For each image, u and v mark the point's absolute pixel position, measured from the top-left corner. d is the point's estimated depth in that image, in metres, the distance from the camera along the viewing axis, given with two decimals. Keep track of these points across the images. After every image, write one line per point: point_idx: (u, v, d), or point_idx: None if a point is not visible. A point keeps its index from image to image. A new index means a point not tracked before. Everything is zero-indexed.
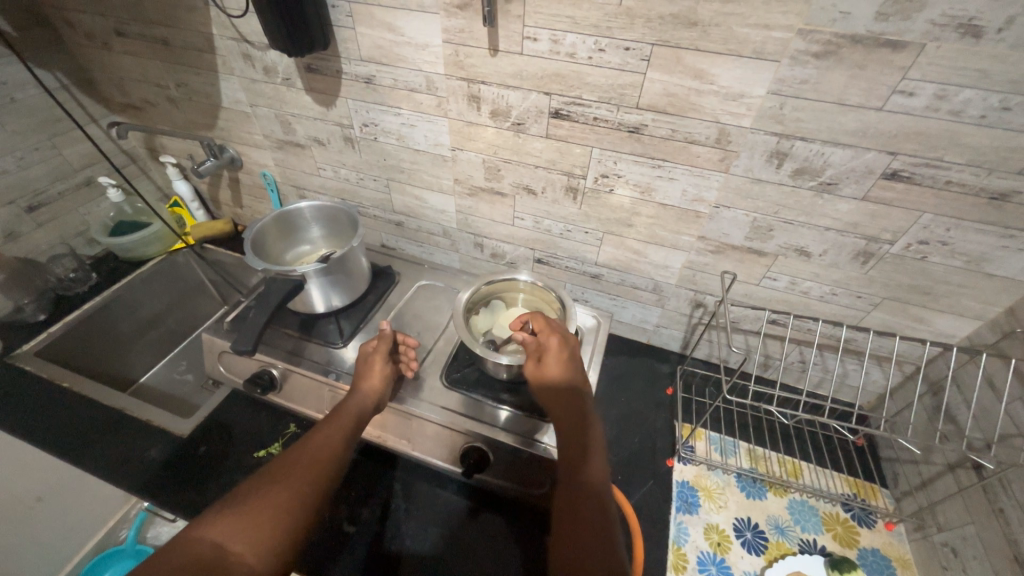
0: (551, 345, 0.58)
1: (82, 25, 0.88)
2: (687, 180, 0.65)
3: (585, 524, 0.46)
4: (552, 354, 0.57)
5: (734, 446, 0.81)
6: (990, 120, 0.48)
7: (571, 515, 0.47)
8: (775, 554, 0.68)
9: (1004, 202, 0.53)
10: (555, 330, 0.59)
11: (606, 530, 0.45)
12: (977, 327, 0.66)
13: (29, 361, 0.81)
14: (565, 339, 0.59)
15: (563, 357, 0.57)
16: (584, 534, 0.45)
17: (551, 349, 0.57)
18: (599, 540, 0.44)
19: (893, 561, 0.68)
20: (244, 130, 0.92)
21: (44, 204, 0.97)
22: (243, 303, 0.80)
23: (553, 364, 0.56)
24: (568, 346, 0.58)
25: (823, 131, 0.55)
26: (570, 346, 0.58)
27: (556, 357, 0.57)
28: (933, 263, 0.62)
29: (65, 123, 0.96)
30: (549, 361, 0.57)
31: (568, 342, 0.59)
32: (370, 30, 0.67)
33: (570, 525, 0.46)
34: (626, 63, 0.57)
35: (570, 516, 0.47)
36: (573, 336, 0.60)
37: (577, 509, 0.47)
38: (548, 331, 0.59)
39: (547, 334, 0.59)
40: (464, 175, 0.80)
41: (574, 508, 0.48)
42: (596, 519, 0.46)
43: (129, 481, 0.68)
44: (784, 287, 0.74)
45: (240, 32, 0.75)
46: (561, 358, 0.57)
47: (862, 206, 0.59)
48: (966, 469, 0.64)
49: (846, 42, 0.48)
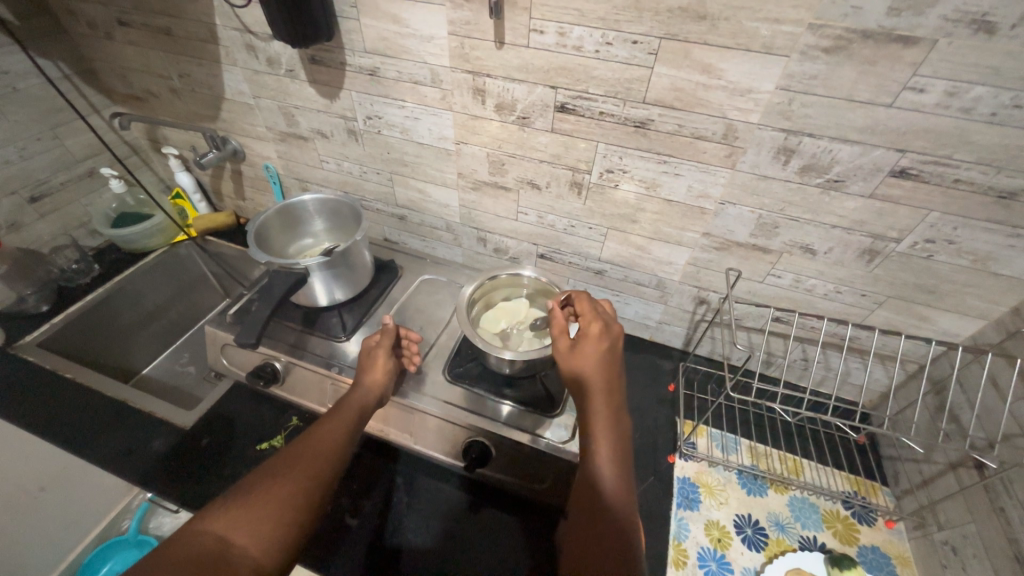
0: (591, 335, 0.54)
1: (85, 15, 0.88)
2: (692, 176, 0.65)
3: (604, 518, 0.46)
4: (588, 346, 0.53)
5: (735, 443, 0.81)
6: (1001, 118, 0.48)
7: (590, 509, 0.47)
8: (775, 550, 0.68)
9: (1012, 201, 0.53)
10: (597, 318, 0.56)
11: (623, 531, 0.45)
12: (982, 326, 0.66)
13: (31, 352, 0.81)
14: (606, 329, 0.55)
15: (601, 350, 0.53)
16: (601, 533, 0.45)
17: (588, 338, 0.54)
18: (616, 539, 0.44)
19: (892, 559, 0.69)
20: (247, 122, 0.92)
21: (46, 194, 0.96)
22: (245, 295, 0.80)
23: (588, 356, 0.53)
24: (609, 339, 0.55)
25: (830, 127, 0.54)
26: (610, 339, 0.55)
27: (592, 350, 0.53)
28: (939, 261, 0.62)
29: (67, 114, 0.96)
30: (583, 351, 0.53)
31: (609, 334, 0.55)
32: (375, 22, 0.66)
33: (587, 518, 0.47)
34: (633, 57, 0.56)
35: (588, 510, 0.47)
36: (616, 328, 0.56)
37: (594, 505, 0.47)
38: (591, 317, 0.56)
39: (590, 321, 0.56)
40: (468, 169, 0.80)
41: (591, 508, 0.47)
42: (612, 518, 0.46)
43: (132, 471, 0.68)
44: (788, 284, 0.73)
45: (243, 22, 0.74)
46: (598, 351, 0.53)
47: (869, 203, 0.59)
48: (967, 468, 0.64)
49: (857, 37, 0.47)
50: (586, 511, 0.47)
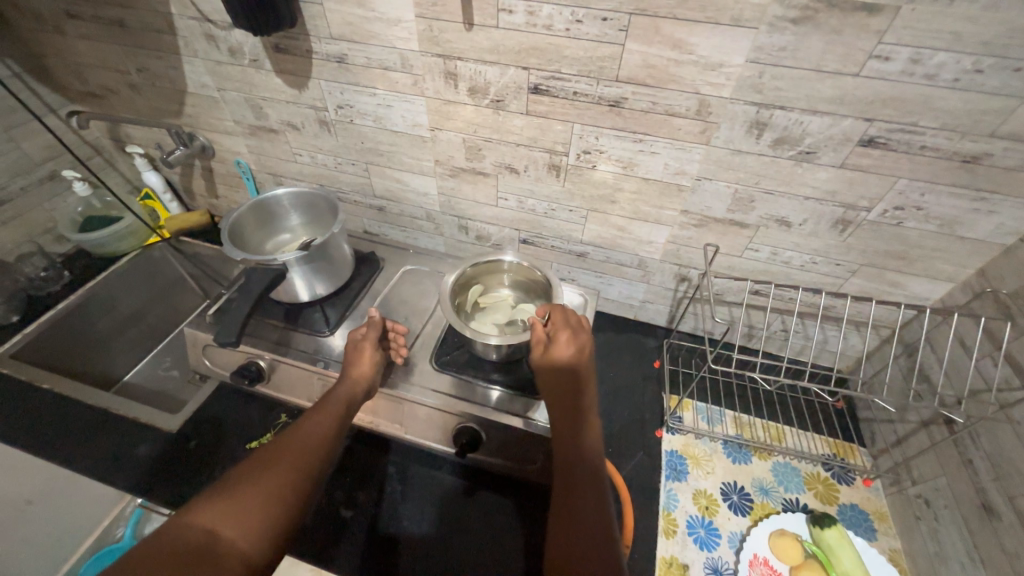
0: (561, 341, 0.54)
1: (30, 8, 0.83)
2: (668, 154, 0.65)
3: (587, 522, 0.45)
4: (562, 351, 0.53)
5: (720, 415, 0.84)
6: (962, 83, 0.49)
7: (567, 510, 0.46)
8: (760, 514, 0.71)
9: (975, 165, 0.54)
10: (567, 327, 0.55)
11: (603, 535, 0.45)
12: (950, 289, 0.68)
13: (6, 363, 0.79)
14: (577, 336, 0.55)
15: (572, 355, 0.53)
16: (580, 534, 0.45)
17: (559, 345, 0.54)
18: (598, 534, 0.45)
19: (870, 515, 0.72)
20: (214, 116, 0.89)
21: (5, 201, 0.93)
22: (224, 295, 0.78)
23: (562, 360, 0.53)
24: (580, 344, 0.55)
25: (801, 99, 0.55)
26: (581, 344, 0.55)
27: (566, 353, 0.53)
28: (908, 228, 0.63)
29: (20, 114, 0.92)
30: (557, 356, 0.53)
31: (580, 339, 0.55)
32: (338, 7, 0.64)
33: (565, 520, 0.46)
34: (604, 35, 0.56)
35: (564, 512, 0.46)
36: (586, 333, 0.57)
37: (574, 503, 0.47)
38: (560, 326, 0.56)
39: (558, 330, 0.55)
40: (445, 156, 0.79)
41: (570, 512, 0.46)
42: (593, 515, 0.46)
43: (121, 477, 0.67)
44: (766, 257, 0.75)
45: (201, 11, 0.71)
46: (570, 356, 0.53)
47: (841, 173, 0.60)
48: (938, 425, 0.67)
49: (823, 7, 0.47)
50: (564, 515, 0.46)
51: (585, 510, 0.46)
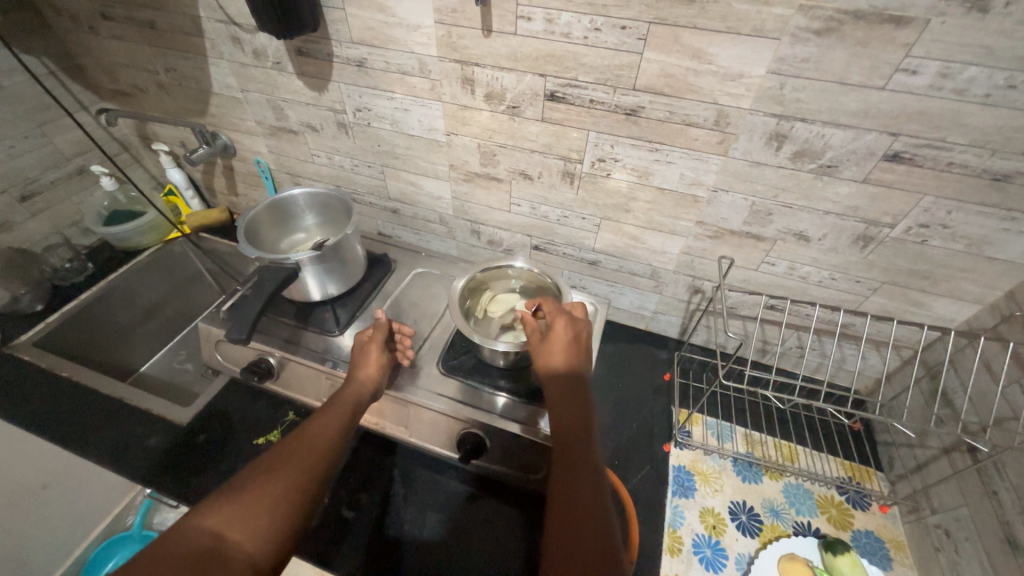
0: (557, 329, 0.57)
1: (68, 9, 0.86)
2: (684, 164, 0.64)
3: (581, 508, 0.45)
4: (557, 339, 0.56)
5: (730, 431, 0.82)
6: (994, 99, 0.47)
7: (562, 496, 0.46)
8: (770, 536, 0.69)
9: (1007, 183, 0.52)
10: (562, 315, 0.58)
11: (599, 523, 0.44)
12: (977, 311, 0.66)
13: (27, 351, 0.82)
14: (573, 324, 0.58)
15: (567, 342, 0.56)
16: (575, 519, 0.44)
17: (555, 333, 0.57)
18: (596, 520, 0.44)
19: (886, 543, 0.69)
20: (236, 116, 0.91)
21: (36, 193, 0.96)
22: (239, 291, 0.80)
23: (558, 347, 0.56)
24: (575, 332, 0.57)
25: (823, 112, 0.53)
26: (576, 332, 0.57)
27: (561, 339, 0.56)
28: (933, 246, 0.61)
29: (54, 111, 0.95)
30: (553, 343, 0.56)
31: (576, 327, 0.58)
32: (360, 12, 0.65)
33: (562, 506, 0.46)
34: (622, 43, 0.55)
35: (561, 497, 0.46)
36: (583, 323, 0.59)
37: (571, 490, 0.46)
38: (556, 314, 0.59)
39: (554, 318, 0.58)
40: (459, 161, 0.79)
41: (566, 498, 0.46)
42: (590, 502, 0.45)
43: (131, 467, 0.69)
44: (782, 272, 0.73)
45: (228, 14, 0.73)
46: (565, 343, 0.56)
47: (863, 188, 0.58)
48: (961, 452, 0.64)
49: (849, 18, 0.46)
50: (560, 501, 0.46)
51: (582, 495, 0.46)
